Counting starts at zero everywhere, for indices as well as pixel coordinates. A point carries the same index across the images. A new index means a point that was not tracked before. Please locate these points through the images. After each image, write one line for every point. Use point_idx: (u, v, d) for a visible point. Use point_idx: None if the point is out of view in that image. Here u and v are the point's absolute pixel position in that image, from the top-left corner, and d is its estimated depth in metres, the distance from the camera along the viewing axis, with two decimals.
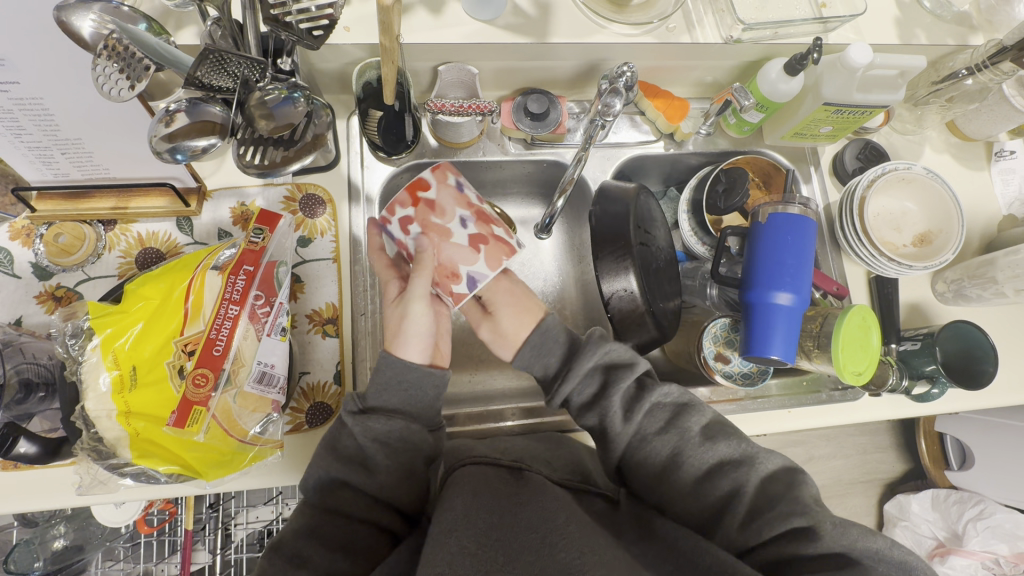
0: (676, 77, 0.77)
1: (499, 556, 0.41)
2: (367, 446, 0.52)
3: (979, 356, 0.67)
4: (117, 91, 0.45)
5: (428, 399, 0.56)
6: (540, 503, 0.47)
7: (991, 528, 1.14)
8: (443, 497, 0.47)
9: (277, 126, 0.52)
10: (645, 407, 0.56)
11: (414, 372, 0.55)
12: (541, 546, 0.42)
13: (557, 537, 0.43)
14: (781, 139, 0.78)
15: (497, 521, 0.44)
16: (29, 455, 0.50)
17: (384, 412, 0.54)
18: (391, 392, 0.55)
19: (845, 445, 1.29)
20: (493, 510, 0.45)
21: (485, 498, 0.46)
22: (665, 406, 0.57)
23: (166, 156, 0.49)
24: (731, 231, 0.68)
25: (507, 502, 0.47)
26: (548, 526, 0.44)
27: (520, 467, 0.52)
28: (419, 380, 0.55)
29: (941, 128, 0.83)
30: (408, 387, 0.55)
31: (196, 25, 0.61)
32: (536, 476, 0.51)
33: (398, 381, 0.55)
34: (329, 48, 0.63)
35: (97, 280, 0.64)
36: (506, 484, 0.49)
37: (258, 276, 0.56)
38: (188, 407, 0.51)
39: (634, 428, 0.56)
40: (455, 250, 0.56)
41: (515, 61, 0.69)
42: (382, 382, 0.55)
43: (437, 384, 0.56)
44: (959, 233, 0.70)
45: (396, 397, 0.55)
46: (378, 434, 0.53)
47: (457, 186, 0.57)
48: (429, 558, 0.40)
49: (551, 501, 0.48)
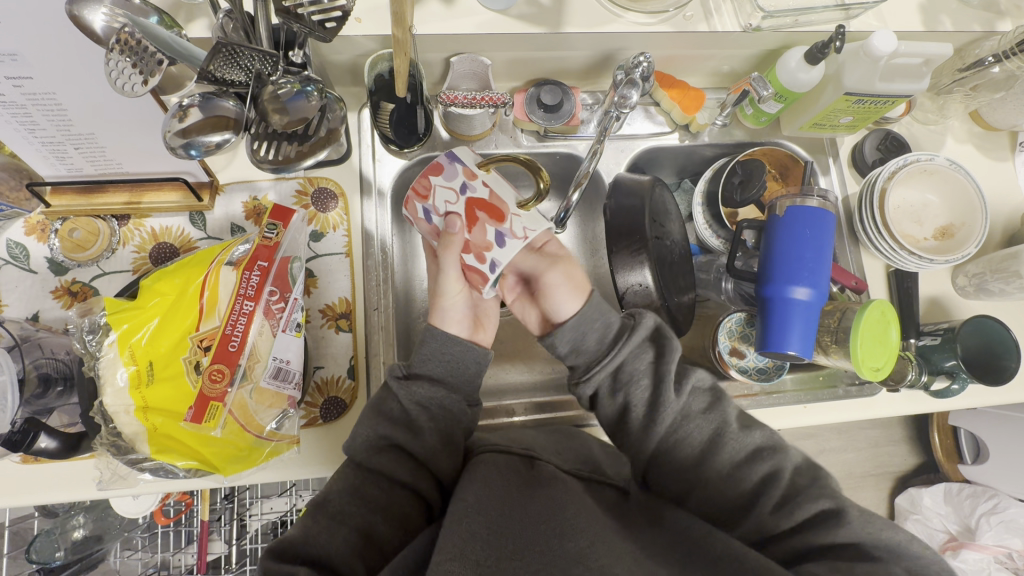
0: (693, 67, 0.75)
1: (510, 546, 0.41)
2: (409, 409, 0.54)
3: (1001, 352, 0.66)
4: (131, 86, 0.44)
5: (470, 373, 0.56)
6: (553, 499, 0.46)
7: (1005, 522, 1.13)
8: (459, 483, 0.48)
9: (291, 121, 0.50)
10: (686, 391, 0.56)
11: (456, 345, 0.55)
12: (553, 536, 0.42)
13: (568, 528, 0.42)
14: (800, 130, 0.76)
15: (509, 511, 0.44)
16: (50, 449, 0.50)
17: (426, 379, 0.55)
18: (435, 361, 0.55)
19: (856, 438, 1.28)
20: (506, 501, 0.45)
21: (498, 489, 0.46)
22: (703, 392, 0.57)
23: (180, 151, 0.48)
24: (747, 224, 0.67)
25: (521, 495, 0.46)
26: (559, 520, 0.43)
27: (532, 456, 0.52)
28: (463, 353, 0.56)
29: (964, 117, 0.80)
30: (451, 361, 0.56)
31: (206, 17, 0.61)
32: (547, 467, 0.51)
33: (442, 353, 0.55)
34: (341, 40, 0.62)
35: (112, 275, 0.64)
36: (518, 475, 0.49)
37: (273, 272, 0.55)
38: (204, 403, 0.51)
39: (677, 410, 0.55)
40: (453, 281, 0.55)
41: (528, 52, 0.69)
42: (427, 352, 0.55)
43: (478, 360, 0.56)
44: (982, 227, 0.69)
45: (439, 368, 0.55)
46: (420, 398, 0.54)
47: (425, 216, 0.54)
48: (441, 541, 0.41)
49: (566, 496, 0.47)
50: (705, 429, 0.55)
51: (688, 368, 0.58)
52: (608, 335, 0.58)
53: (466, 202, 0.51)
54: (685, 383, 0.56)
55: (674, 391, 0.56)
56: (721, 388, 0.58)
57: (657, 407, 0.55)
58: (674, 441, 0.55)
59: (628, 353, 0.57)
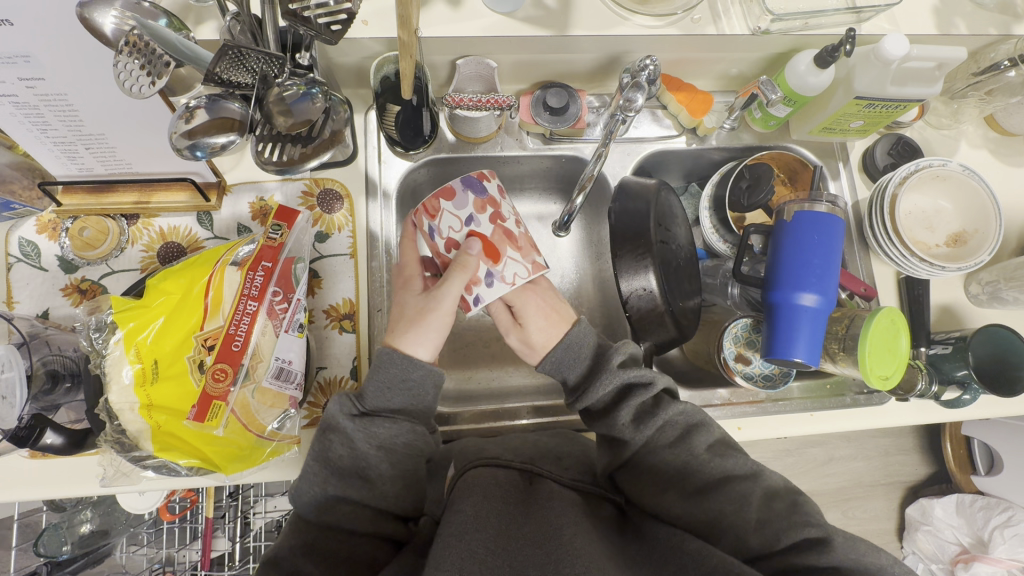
0: (701, 70, 0.75)
1: (507, 567, 0.41)
2: (369, 453, 0.52)
3: (1014, 362, 0.65)
4: (138, 88, 0.45)
5: (428, 400, 0.56)
6: (547, 517, 0.46)
7: (1019, 536, 1.11)
8: (455, 497, 0.48)
9: (295, 123, 0.50)
10: (656, 425, 0.55)
11: (418, 369, 0.55)
12: (548, 563, 0.41)
13: (563, 553, 0.41)
14: (809, 134, 0.75)
15: (508, 529, 0.44)
16: (55, 445, 0.51)
17: (388, 415, 0.54)
18: (395, 391, 0.55)
19: (866, 447, 1.25)
20: (503, 517, 0.45)
21: (495, 503, 0.46)
22: (675, 426, 0.55)
23: (186, 153, 0.49)
24: (754, 230, 0.66)
25: (516, 513, 0.46)
26: (554, 542, 0.43)
27: (533, 472, 0.52)
28: (422, 379, 0.55)
29: (979, 122, 0.79)
30: (412, 388, 0.55)
31: (215, 20, 0.61)
32: (547, 483, 0.51)
33: (402, 380, 0.54)
34: (347, 43, 0.62)
35: (120, 273, 0.65)
36: (515, 491, 0.49)
37: (277, 272, 0.56)
38: (207, 402, 0.51)
39: (643, 441, 0.55)
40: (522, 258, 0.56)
41: (535, 54, 0.68)
42: (385, 380, 0.54)
43: (438, 382, 0.56)
44: (996, 234, 0.67)
45: (398, 396, 0.55)
46: (381, 440, 0.53)
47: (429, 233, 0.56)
48: (439, 558, 0.41)
49: (562, 514, 0.47)
50: (675, 458, 0.54)
51: (661, 402, 0.56)
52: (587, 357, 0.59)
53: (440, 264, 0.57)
54: (651, 419, 0.55)
55: (636, 423, 0.55)
56: (700, 417, 0.56)
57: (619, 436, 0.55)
58: (649, 466, 0.55)
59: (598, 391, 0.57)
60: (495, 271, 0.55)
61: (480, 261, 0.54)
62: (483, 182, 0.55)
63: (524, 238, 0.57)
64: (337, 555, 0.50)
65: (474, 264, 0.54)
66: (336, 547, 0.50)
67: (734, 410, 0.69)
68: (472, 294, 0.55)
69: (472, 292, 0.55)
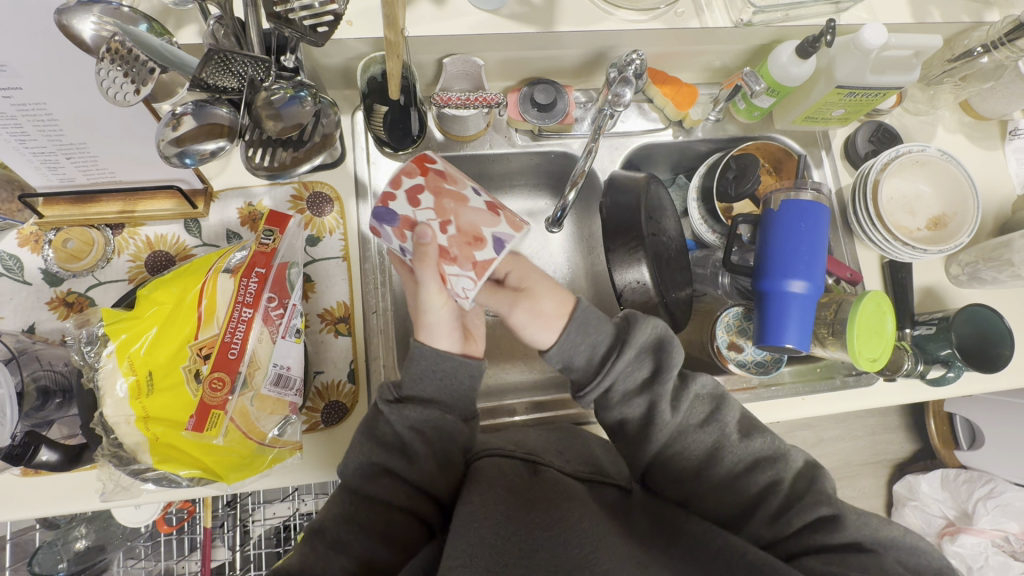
0: (684, 63, 0.75)
1: (517, 551, 0.41)
2: (404, 434, 0.53)
3: (993, 339, 0.67)
4: (123, 96, 0.44)
5: (465, 389, 0.55)
6: (552, 501, 0.47)
7: (1001, 506, 1.15)
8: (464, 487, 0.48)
9: (285, 127, 0.49)
10: (688, 401, 0.55)
11: (448, 361, 0.54)
12: (558, 544, 0.42)
13: (573, 535, 0.43)
14: (793, 123, 0.77)
15: (517, 516, 0.45)
16: (51, 463, 0.50)
17: (421, 400, 0.54)
18: (427, 381, 0.54)
19: (854, 427, 1.29)
20: (510, 501, 0.46)
21: (503, 490, 0.47)
22: (704, 398, 0.56)
23: (175, 159, 0.48)
24: (743, 218, 0.67)
25: (524, 499, 0.47)
26: (563, 525, 0.44)
27: (536, 461, 0.52)
28: (455, 369, 0.54)
29: (954, 107, 0.81)
30: (443, 376, 0.54)
31: (196, 23, 0.60)
32: (551, 472, 0.51)
33: (432, 370, 0.54)
34: (332, 43, 0.62)
35: (108, 285, 0.64)
36: (520, 478, 0.49)
37: (271, 278, 0.55)
38: (206, 411, 0.51)
39: (676, 423, 0.55)
40: (473, 213, 0.50)
41: (521, 51, 0.68)
42: (418, 372, 0.54)
43: (472, 374, 0.55)
44: (974, 217, 0.69)
45: (432, 386, 0.54)
46: (413, 422, 0.53)
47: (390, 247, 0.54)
48: (452, 547, 0.41)
49: (572, 500, 0.48)
50: (708, 441, 0.55)
51: (687, 380, 0.57)
52: (607, 344, 0.56)
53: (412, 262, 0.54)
54: (684, 394, 0.56)
55: (673, 407, 0.55)
56: (724, 391, 0.57)
57: (653, 418, 0.55)
58: (681, 451, 0.55)
59: (618, 372, 0.55)
60: (454, 268, 0.50)
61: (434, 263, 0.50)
62: (389, 207, 0.51)
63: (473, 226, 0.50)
64: (371, 526, 0.51)
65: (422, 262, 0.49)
66: (374, 521, 0.51)
67: None
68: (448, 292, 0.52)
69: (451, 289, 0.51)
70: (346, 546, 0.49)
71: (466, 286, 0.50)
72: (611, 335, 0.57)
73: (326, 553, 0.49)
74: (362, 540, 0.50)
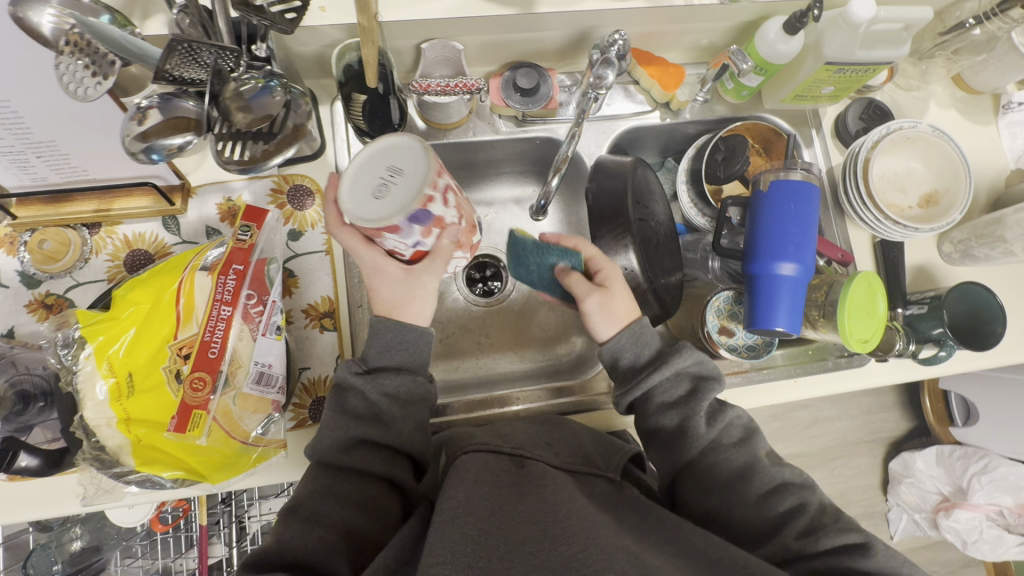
0: (670, 42, 0.74)
1: (501, 545, 0.40)
2: (378, 401, 0.54)
3: (986, 317, 0.66)
4: (83, 89, 0.43)
5: (424, 355, 0.57)
6: (541, 497, 0.45)
7: (995, 481, 1.15)
8: (448, 484, 0.47)
9: (254, 118, 0.49)
10: (723, 422, 0.57)
11: (412, 332, 0.55)
12: (543, 538, 0.41)
13: (560, 529, 0.41)
14: (781, 103, 0.75)
15: (499, 511, 0.43)
16: (32, 467, 0.50)
17: (392, 369, 0.55)
18: (393, 351, 0.55)
19: (849, 406, 1.30)
20: (496, 499, 0.44)
21: (488, 487, 0.46)
22: (738, 426, 0.58)
23: (141, 156, 0.47)
24: (731, 201, 0.67)
25: (508, 494, 0.46)
26: (551, 518, 0.43)
27: (523, 456, 0.52)
28: (417, 339, 0.56)
29: (947, 82, 0.80)
30: (409, 347, 0.56)
31: (163, 13, 0.58)
32: (539, 465, 0.51)
33: (398, 342, 0.55)
34: (305, 31, 0.60)
35: (87, 286, 0.63)
36: (507, 474, 0.49)
37: (249, 275, 0.54)
38: (187, 412, 0.50)
39: (709, 439, 0.57)
40: (471, 201, 0.50)
41: (501, 34, 0.67)
42: (384, 343, 0.55)
43: (429, 340, 0.57)
44: (966, 193, 0.68)
45: (400, 357, 0.56)
46: (387, 389, 0.54)
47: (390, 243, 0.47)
48: (432, 544, 0.40)
49: (559, 493, 0.47)
50: (739, 459, 0.56)
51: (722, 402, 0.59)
52: (644, 357, 0.58)
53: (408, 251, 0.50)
54: (720, 415, 0.58)
55: (709, 422, 0.57)
56: (756, 423, 0.59)
57: (690, 427, 0.56)
58: (716, 463, 0.56)
59: (661, 379, 0.57)
60: (458, 254, 0.54)
61: (371, 222, 0.46)
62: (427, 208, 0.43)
63: (456, 206, 0.47)
64: (348, 497, 0.51)
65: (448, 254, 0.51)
66: (350, 491, 0.52)
67: None
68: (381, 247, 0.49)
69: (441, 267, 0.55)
70: (322, 519, 0.49)
71: (402, 244, 0.47)
72: (655, 350, 0.59)
73: (301, 528, 0.48)
74: (342, 512, 0.50)
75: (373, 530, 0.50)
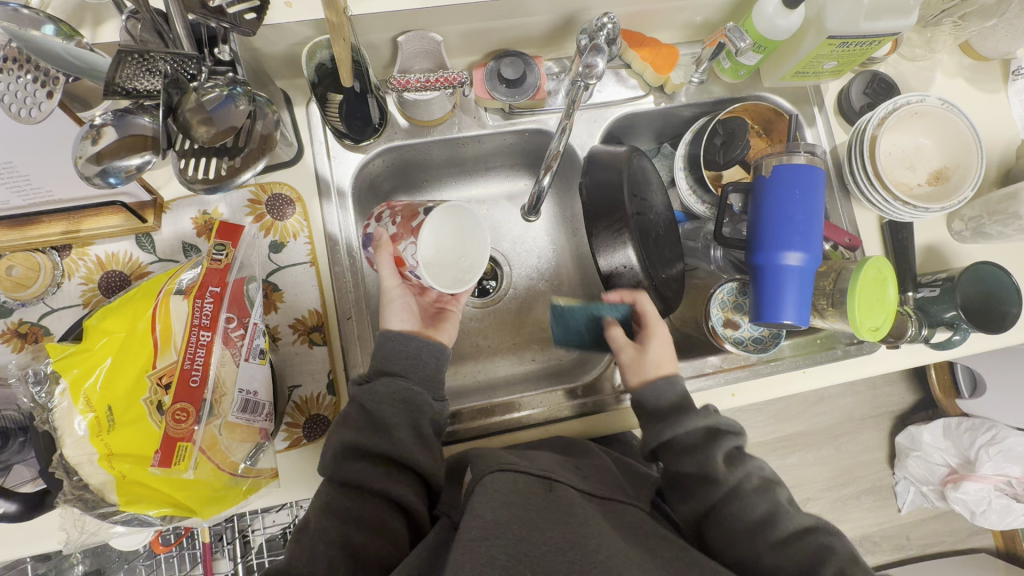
0: (663, 21, 0.70)
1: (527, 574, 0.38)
2: (375, 408, 0.53)
3: (1001, 298, 0.64)
4: (29, 110, 0.39)
5: (430, 368, 0.59)
6: (570, 526, 0.43)
7: (1004, 452, 1.14)
8: (471, 498, 0.44)
9: (218, 133, 0.44)
10: (743, 467, 0.57)
11: (412, 343, 0.58)
12: (571, 573, 0.39)
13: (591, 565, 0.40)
14: (781, 80, 0.71)
15: (528, 535, 0.41)
16: (11, 512, 0.48)
17: (387, 377, 0.56)
18: (394, 360, 0.58)
19: (854, 383, 1.28)
20: (524, 522, 0.42)
21: (515, 509, 0.43)
22: (758, 475, 0.57)
23: (97, 180, 0.43)
24: (733, 187, 0.62)
25: (536, 518, 0.43)
26: (580, 551, 0.41)
27: (550, 478, 0.48)
28: (419, 350, 0.58)
29: (953, 49, 0.76)
30: (411, 359, 0.58)
31: (117, 18, 0.54)
32: (566, 489, 0.48)
33: (398, 350, 0.58)
34: (272, 29, 0.56)
35: (61, 311, 0.60)
36: (534, 498, 0.45)
37: (227, 297, 0.51)
38: (172, 445, 0.47)
39: (732, 481, 0.55)
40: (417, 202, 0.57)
41: (482, 22, 0.63)
42: (385, 353, 0.58)
43: (436, 355, 0.60)
44: (978, 168, 0.65)
45: (400, 364, 0.57)
46: (382, 397, 0.54)
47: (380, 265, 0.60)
48: (457, 564, 0.37)
49: (591, 523, 0.45)
50: (765, 502, 0.55)
51: (732, 439, 0.58)
52: (666, 408, 0.60)
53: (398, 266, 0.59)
54: (740, 461, 0.57)
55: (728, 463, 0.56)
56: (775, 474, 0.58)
57: (712, 473, 0.56)
58: (737, 509, 0.54)
59: (688, 423, 0.58)
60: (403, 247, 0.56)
61: (390, 249, 0.57)
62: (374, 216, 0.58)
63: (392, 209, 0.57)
64: (348, 513, 0.49)
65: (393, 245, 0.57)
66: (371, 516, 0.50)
67: (727, 376, 0.68)
68: (409, 269, 0.57)
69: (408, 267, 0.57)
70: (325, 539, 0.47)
71: (413, 252, 0.56)
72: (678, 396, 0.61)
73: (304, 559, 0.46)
74: (338, 526, 0.48)
75: (372, 548, 0.48)
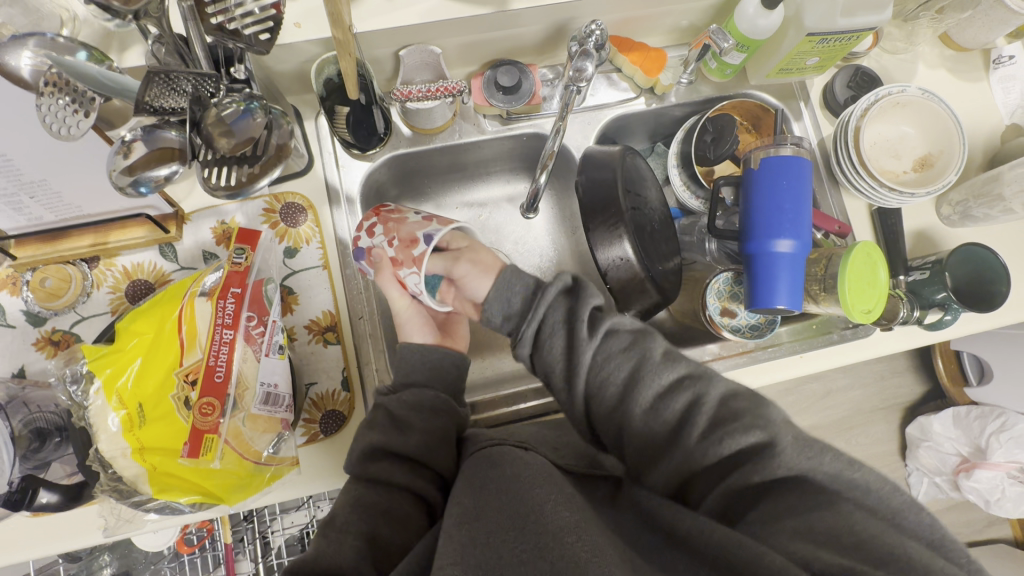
0: (650, 27, 0.73)
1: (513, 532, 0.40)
2: (402, 414, 0.56)
3: (990, 277, 0.66)
4: (68, 128, 0.43)
5: (450, 376, 0.62)
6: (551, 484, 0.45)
7: (1014, 438, 1.14)
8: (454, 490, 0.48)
9: (238, 143, 0.47)
10: (599, 341, 0.52)
11: (436, 352, 0.62)
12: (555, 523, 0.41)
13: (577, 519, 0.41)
14: (767, 78, 0.74)
15: (513, 499, 0.43)
16: (52, 503, 0.52)
17: (414, 387, 0.59)
18: (418, 370, 0.61)
19: (862, 374, 1.29)
20: (510, 493, 0.44)
21: (495, 483, 0.46)
22: (617, 338, 0.52)
23: (130, 189, 0.48)
24: (723, 181, 0.66)
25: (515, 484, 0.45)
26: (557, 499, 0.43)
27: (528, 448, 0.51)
28: (441, 359, 0.62)
29: (934, 41, 0.78)
30: (433, 366, 0.61)
31: (140, 44, 0.58)
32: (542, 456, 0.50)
33: (425, 356, 0.61)
34: (282, 48, 0.60)
35: (91, 319, 0.63)
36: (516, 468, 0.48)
37: (247, 297, 0.55)
38: (200, 437, 0.51)
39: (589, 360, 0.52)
40: (413, 224, 0.62)
41: (478, 34, 0.66)
42: (407, 366, 0.61)
43: (457, 364, 0.63)
44: (961, 153, 0.67)
45: (423, 374, 0.61)
46: (410, 403, 0.57)
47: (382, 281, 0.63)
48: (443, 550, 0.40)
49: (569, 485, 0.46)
50: (618, 375, 0.51)
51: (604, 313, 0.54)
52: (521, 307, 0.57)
53: (399, 286, 0.63)
54: (589, 338, 0.52)
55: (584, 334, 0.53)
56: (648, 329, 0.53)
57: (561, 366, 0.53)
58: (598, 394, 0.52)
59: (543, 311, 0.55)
60: (405, 271, 0.62)
61: (390, 270, 0.62)
62: (358, 245, 0.63)
63: (384, 232, 0.62)
64: (374, 507, 0.50)
65: (397, 264, 0.61)
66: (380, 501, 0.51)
67: (726, 363, 0.70)
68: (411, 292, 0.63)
69: (411, 288, 0.62)
70: (350, 526, 0.48)
71: (416, 280, 0.61)
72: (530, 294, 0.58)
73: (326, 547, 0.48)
74: (365, 520, 0.49)
75: (397, 539, 0.49)
